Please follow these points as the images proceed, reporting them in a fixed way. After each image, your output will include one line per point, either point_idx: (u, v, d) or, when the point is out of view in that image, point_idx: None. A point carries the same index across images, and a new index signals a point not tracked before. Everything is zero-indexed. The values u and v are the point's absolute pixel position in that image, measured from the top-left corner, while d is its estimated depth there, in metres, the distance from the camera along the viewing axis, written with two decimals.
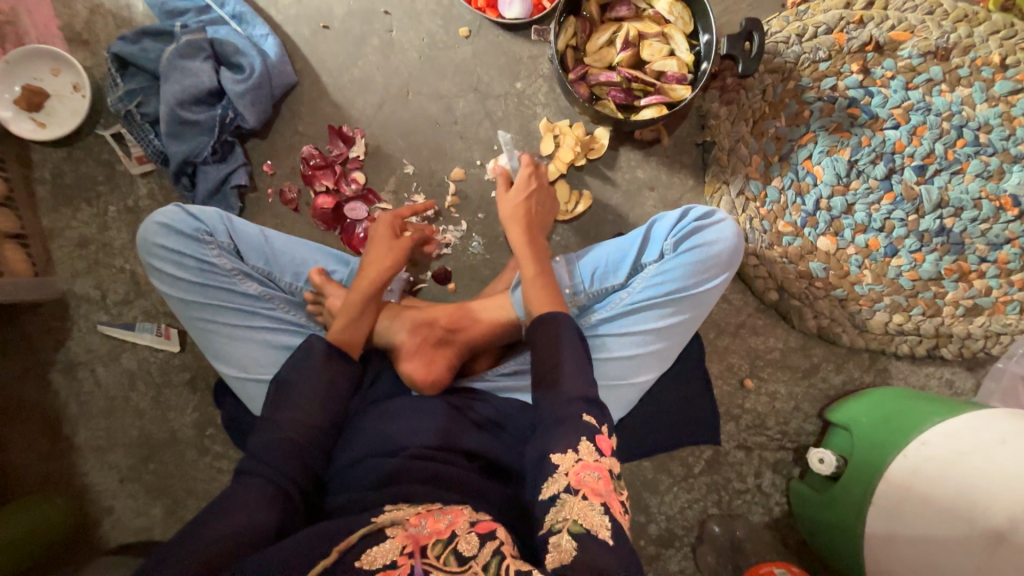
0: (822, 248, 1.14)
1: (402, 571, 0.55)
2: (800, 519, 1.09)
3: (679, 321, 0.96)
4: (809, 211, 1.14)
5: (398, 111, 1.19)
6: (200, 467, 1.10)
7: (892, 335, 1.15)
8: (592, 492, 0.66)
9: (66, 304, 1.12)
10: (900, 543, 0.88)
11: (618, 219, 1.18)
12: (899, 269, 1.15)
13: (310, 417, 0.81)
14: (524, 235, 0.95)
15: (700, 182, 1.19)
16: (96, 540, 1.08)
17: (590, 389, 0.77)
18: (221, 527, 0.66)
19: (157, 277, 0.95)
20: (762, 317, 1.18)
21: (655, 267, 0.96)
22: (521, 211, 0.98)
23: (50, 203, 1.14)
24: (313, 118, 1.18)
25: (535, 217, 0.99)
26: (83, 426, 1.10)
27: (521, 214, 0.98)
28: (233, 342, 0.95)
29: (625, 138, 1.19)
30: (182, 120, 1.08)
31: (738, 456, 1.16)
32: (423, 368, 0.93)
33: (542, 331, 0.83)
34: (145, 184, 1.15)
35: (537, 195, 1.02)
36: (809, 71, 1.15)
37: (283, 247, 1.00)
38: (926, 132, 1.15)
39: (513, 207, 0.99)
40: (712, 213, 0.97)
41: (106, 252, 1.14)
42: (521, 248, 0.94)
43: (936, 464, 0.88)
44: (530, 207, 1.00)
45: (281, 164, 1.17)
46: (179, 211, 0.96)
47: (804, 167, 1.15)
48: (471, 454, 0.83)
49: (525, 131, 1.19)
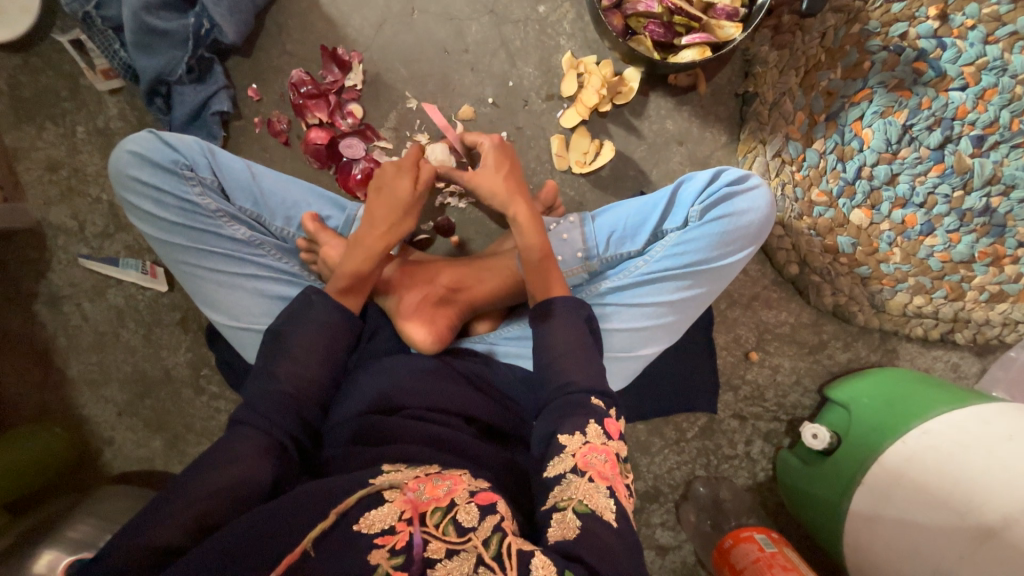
0: (855, 221, 1.06)
1: (401, 538, 0.52)
2: (783, 487, 1.12)
3: (695, 295, 0.91)
4: (849, 179, 1.04)
5: (401, 33, 1.04)
6: (198, 405, 1.10)
7: (908, 316, 1.11)
8: (598, 475, 0.65)
9: (42, 234, 1.05)
10: (883, 522, 0.91)
11: (639, 176, 1.08)
12: (931, 249, 1.07)
13: (308, 370, 0.77)
14: (525, 211, 0.85)
15: (733, 140, 1.08)
16: (98, 468, 1.10)
17: (598, 374, 0.76)
18: (213, 480, 0.63)
19: (135, 214, 0.87)
20: (778, 290, 1.13)
21: (676, 236, 0.89)
22: (507, 187, 0.86)
23: (11, 119, 1.02)
24: (304, 35, 1.04)
25: (525, 193, 0.87)
26: (74, 359, 1.08)
27: (511, 189, 0.86)
28: (221, 288, 0.89)
29: (657, 83, 1.06)
30: (149, 28, 0.93)
31: (731, 425, 1.16)
32: (425, 326, 0.89)
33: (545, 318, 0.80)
34: (114, 103, 1.03)
35: (516, 168, 0.90)
36: (878, 14, 1.00)
37: (272, 188, 0.91)
38: (996, 96, 1.02)
39: (496, 187, 0.86)
40: (745, 178, 0.89)
41: (79, 179, 1.04)
42: (523, 226, 0.84)
43: (936, 453, 0.89)
44: (514, 178, 0.88)
45: (268, 88, 1.04)
46: (154, 139, 0.87)
47: (851, 129, 1.03)
48: (469, 417, 0.82)
49: (545, 67, 1.05)
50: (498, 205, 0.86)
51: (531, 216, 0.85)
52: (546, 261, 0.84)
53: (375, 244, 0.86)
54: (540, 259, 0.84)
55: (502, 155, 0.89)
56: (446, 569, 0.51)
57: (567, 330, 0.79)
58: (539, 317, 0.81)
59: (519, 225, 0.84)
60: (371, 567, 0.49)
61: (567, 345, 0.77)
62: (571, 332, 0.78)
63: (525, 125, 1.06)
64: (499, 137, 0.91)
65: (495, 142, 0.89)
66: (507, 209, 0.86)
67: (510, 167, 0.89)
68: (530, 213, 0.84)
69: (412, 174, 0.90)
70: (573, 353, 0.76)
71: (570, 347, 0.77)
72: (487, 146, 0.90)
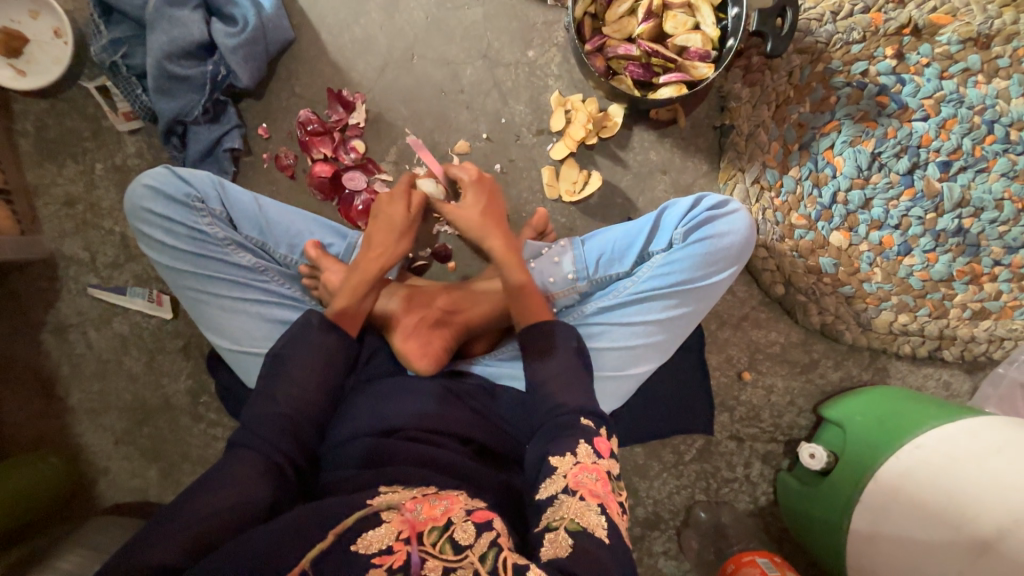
0: (835, 243, 1.11)
1: (398, 558, 0.52)
2: (784, 509, 1.10)
3: (682, 314, 0.94)
4: (825, 204, 1.10)
5: (401, 76, 1.12)
6: (195, 433, 1.10)
7: (895, 335, 1.13)
8: (589, 493, 0.65)
9: (54, 265, 1.09)
10: (881, 541, 0.90)
11: (626, 203, 1.14)
12: (910, 268, 1.12)
13: (307, 393, 0.78)
14: (504, 242, 0.90)
15: (714, 168, 1.15)
16: (92, 499, 1.09)
17: (589, 395, 0.78)
18: (212, 501, 0.64)
19: (147, 244, 0.92)
20: (766, 310, 1.16)
21: (661, 257, 0.93)
22: (485, 221, 0.92)
23: (35, 158, 1.09)
24: (311, 79, 1.12)
25: (504, 227, 0.92)
26: (76, 387, 1.09)
27: (486, 223, 0.92)
28: (225, 313, 0.92)
29: (640, 118, 1.14)
30: (170, 74, 1.01)
31: (729, 446, 1.16)
32: (421, 350, 0.91)
33: (536, 337, 0.83)
34: (133, 142, 1.10)
35: (497, 202, 0.96)
36: (840, 54, 1.09)
37: (277, 217, 0.96)
38: (956, 125, 1.09)
39: (474, 220, 0.92)
40: (725, 203, 0.94)
41: (94, 213, 1.10)
42: (502, 256, 0.89)
43: (930, 468, 0.89)
44: (492, 211, 0.94)
45: (277, 127, 1.11)
46: (168, 174, 0.92)
47: (824, 157, 1.10)
48: (465, 439, 0.83)
49: (535, 105, 1.13)
50: (475, 238, 0.92)
51: (508, 247, 0.90)
52: (526, 290, 0.87)
53: (372, 269, 0.91)
54: (519, 286, 0.87)
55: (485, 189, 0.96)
56: None
57: (558, 351, 0.82)
58: (530, 339, 0.83)
59: (497, 258, 0.90)
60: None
61: (560, 369, 0.79)
62: (563, 358, 0.81)
63: (517, 157, 1.13)
64: (478, 172, 0.98)
65: (472, 178, 0.96)
66: (483, 242, 0.91)
67: (492, 201, 0.95)
68: (506, 246, 0.90)
69: (405, 201, 0.96)
70: (566, 376, 0.79)
71: (561, 369, 0.80)
72: (467, 181, 0.96)
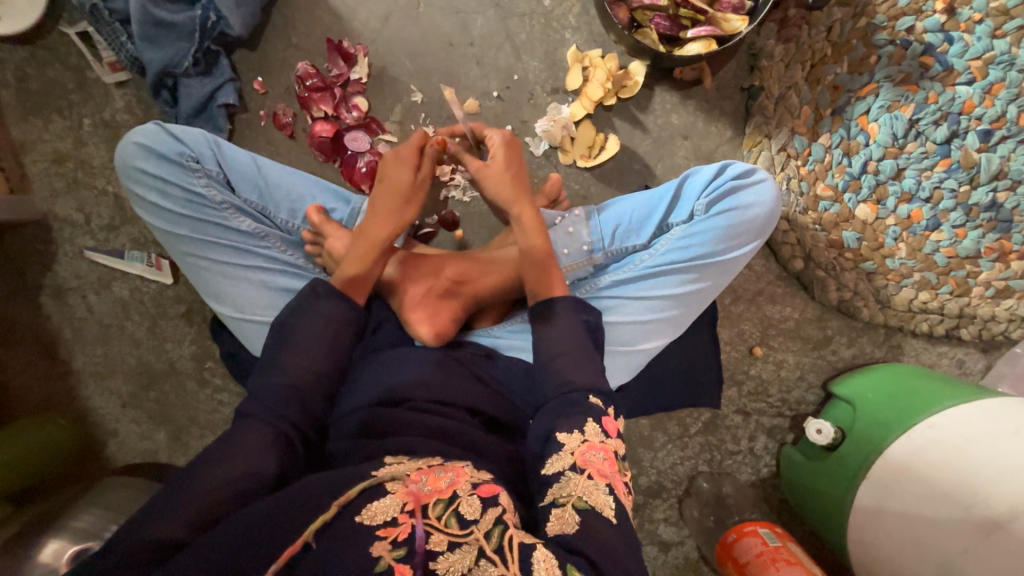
0: (860, 216, 1.06)
1: (404, 530, 0.51)
2: (786, 482, 1.11)
3: (699, 288, 0.91)
4: (854, 173, 1.04)
5: (406, 27, 1.04)
6: (202, 398, 1.10)
7: (913, 312, 1.10)
8: (597, 472, 0.65)
9: (48, 226, 1.05)
10: (887, 517, 0.91)
11: (644, 170, 1.08)
12: (936, 244, 1.07)
13: (312, 362, 0.76)
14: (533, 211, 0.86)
15: (739, 134, 1.08)
16: (100, 461, 1.10)
17: (598, 375, 0.75)
18: (215, 475, 0.62)
19: (141, 205, 0.88)
20: (783, 285, 1.12)
21: (682, 229, 0.89)
22: (514, 188, 0.86)
23: (19, 111, 1.03)
24: (309, 29, 1.04)
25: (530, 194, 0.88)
26: (79, 351, 1.08)
27: (514, 190, 0.86)
28: (225, 280, 0.89)
29: (662, 77, 1.07)
30: (155, 20, 0.94)
31: (735, 420, 1.16)
32: (428, 320, 0.88)
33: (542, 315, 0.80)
34: (121, 96, 1.03)
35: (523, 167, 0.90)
36: (885, 8, 1.01)
37: (278, 180, 0.92)
38: (1002, 91, 1.01)
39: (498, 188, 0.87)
40: (751, 172, 0.89)
41: (85, 171, 1.05)
42: (530, 222, 0.85)
43: (940, 448, 0.89)
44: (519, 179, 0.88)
45: (274, 82, 1.04)
46: (159, 131, 0.87)
47: (857, 124, 1.03)
48: (473, 410, 0.81)
49: (550, 61, 1.05)
50: (501, 204, 0.87)
51: (533, 215, 0.86)
52: (547, 260, 0.84)
53: (379, 235, 0.86)
54: (534, 257, 0.84)
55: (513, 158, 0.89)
56: (449, 562, 0.49)
57: (564, 329, 0.78)
58: (541, 315, 0.80)
59: (523, 225, 0.85)
60: (373, 558, 0.48)
61: (569, 342, 0.77)
62: (573, 335, 0.78)
63: (530, 118, 1.06)
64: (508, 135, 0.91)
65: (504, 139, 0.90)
66: (511, 207, 0.86)
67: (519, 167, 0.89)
68: (535, 215, 0.86)
69: (412, 163, 0.89)
70: (575, 352, 0.76)
71: (569, 345, 0.77)
72: (497, 141, 0.89)
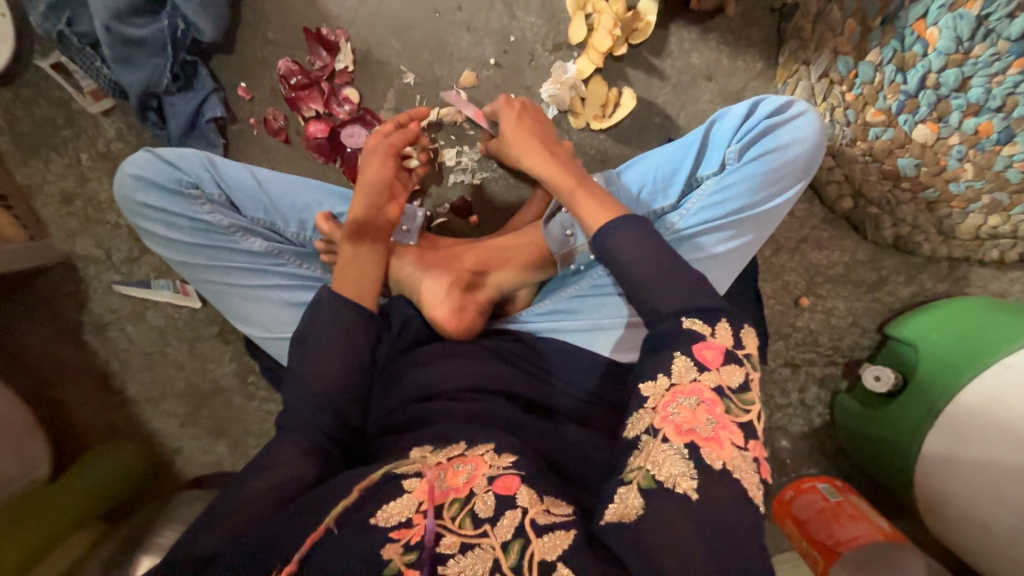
0: (918, 139, 0.89)
1: (416, 533, 0.49)
2: (843, 430, 1.07)
3: (739, 245, 0.83)
4: (911, 92, 0.85)
5: (387, 0, 0.95)
6: (251, 410, 1.14)
7: (981, 240, 1.00)
8: (678, 430, 0.54)
9: (73, 266, 1.07)
10: (957, 465, 0.86)
11: (665, 122, 0.99)
12: (1011, 159, 0.85)
13: (336, 368, 0.73)
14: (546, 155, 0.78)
15: (772, 66, 1.03)
16: (170, 478, 1.16)
17: (690, 295, 0.62)
18: (260, 483, 0.64)
19: (151, 239, 0.87)
20: (829, 228, 1.07)
21: (713, 181, 0.81)
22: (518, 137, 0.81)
23: (18, 155, 1.02)
24: (284, 20, 0.96)
25: (537, 137, 0.80)
26: (131, 380, 1.13)
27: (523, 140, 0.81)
28: (247, 301, 0.89)
29: (677, 12, 0.97)
30: (123, 38, 0.88)
31: (783, 373, 1.11)
32: (453, 317, 0.85)
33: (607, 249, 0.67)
34: (110, 124, 1.01)
35: (542, 121, 0.84)
36: None
37: (281, 192, 0.88)
38: None
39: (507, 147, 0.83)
40: (786, 107, 0.79)
41: (95, 207, 1.05)
42: (545, 168, 0.77)
43: (1015, 388, 0.82)
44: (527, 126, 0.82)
45: (258, 85, 0.98)
46: (152, 159, 0.84)
47: (913, 31, 0.81)
48: (510, 394, 0.78)
49: (548, 13, 0.95)
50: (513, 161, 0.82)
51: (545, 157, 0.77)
52: (577, 196, 0.73)
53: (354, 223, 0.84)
54: (569, 196, 0.74)
55: (532, 116, 0.84)
56: (460, 566, 0.47)
57: (640, 260, 0.64)
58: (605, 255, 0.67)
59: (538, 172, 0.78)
60: (383, 561, 0.47)
61: (651, 270, 0.63)
62: (645, 239, 0.65)
63: (534, 83, 0.97)
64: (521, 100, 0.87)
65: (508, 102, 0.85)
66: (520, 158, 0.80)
67: (526, 115, 0.83)
68: (544, 159, 0.77)
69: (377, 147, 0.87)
70: (656, 280, 0.63)
71: (653, 271, 0.63)
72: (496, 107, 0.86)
